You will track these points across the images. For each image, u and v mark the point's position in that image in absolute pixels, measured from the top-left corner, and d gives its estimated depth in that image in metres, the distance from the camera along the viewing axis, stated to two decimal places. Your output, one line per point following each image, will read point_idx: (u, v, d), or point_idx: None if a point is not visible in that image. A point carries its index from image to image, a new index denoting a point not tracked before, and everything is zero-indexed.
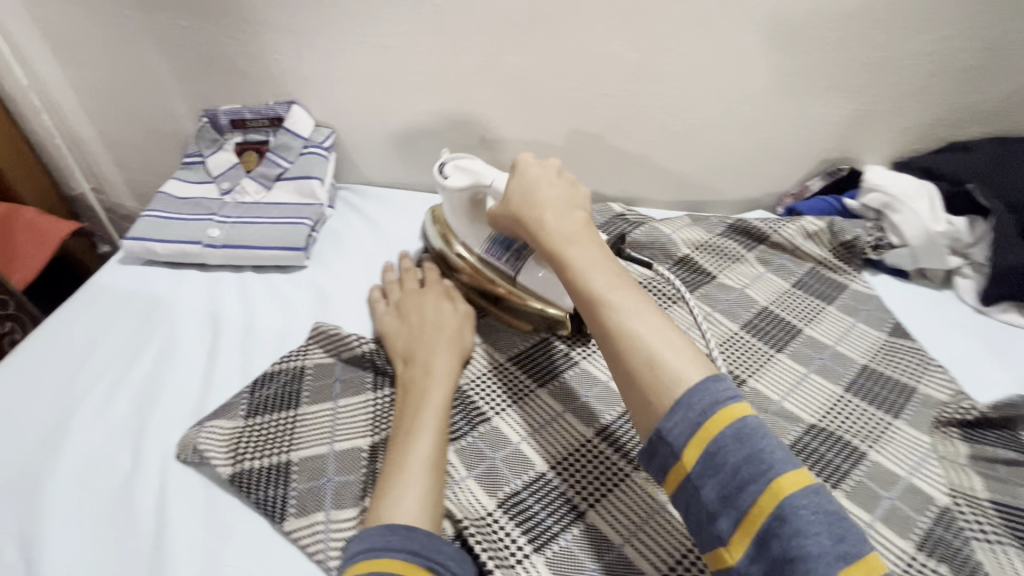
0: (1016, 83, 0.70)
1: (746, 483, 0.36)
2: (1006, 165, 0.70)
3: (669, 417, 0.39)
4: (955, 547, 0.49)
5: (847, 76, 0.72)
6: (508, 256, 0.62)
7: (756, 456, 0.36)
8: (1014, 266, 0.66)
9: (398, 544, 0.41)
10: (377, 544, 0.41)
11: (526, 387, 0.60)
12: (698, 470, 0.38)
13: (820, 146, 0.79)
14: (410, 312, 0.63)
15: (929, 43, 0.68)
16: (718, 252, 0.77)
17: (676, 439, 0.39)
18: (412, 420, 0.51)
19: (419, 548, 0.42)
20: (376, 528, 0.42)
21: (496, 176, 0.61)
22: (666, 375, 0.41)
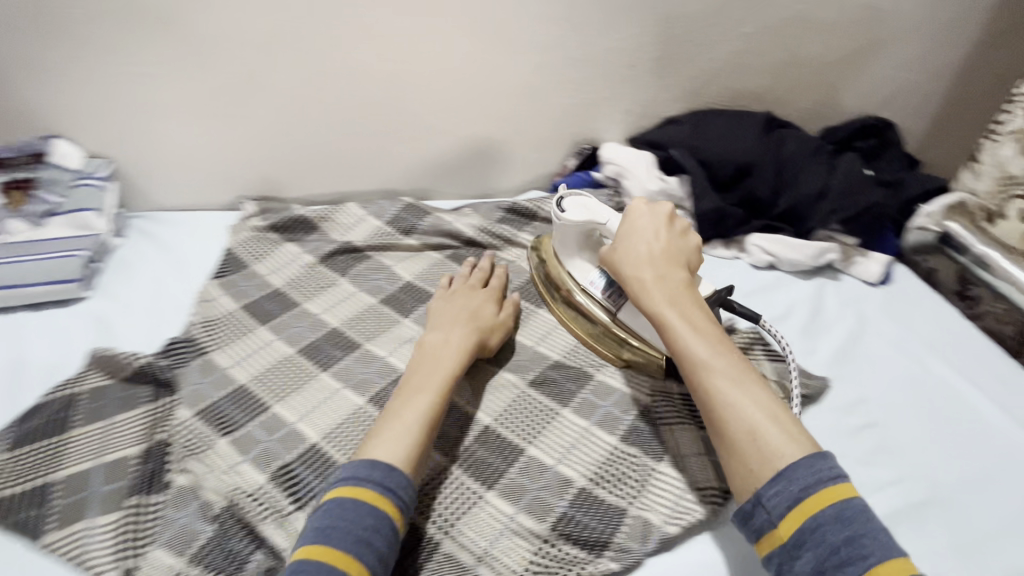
0: (694, 68, 0.90)
1: (850, 558, 0.41)
2: (700, 132, 0.89)
3: (769, 487, 0.46)
4: (648, 433, 0.61)
5: (569, 70, 0.87)
6: (612, 291, 0.67)
7: (854, 539, 0.42)
8: (708, 210, 0.84)
9: (378, 478, 0.48)
10: (361, 474, 0.49)
11: (310, 373, 0.66)
12: (794, 541, 0.43)
13: (568, 131, 0.94)
14: (457, 300, 0.70)
15: (621, 40, 0.85)
16: (496, 230, 0.87)
17: (775, 508, 0.45)
18: (418, 382, 0.58)
19: (393, 486, 0.48)
20: (363, 463, 0.49)
21: (610, 216, 0.67)
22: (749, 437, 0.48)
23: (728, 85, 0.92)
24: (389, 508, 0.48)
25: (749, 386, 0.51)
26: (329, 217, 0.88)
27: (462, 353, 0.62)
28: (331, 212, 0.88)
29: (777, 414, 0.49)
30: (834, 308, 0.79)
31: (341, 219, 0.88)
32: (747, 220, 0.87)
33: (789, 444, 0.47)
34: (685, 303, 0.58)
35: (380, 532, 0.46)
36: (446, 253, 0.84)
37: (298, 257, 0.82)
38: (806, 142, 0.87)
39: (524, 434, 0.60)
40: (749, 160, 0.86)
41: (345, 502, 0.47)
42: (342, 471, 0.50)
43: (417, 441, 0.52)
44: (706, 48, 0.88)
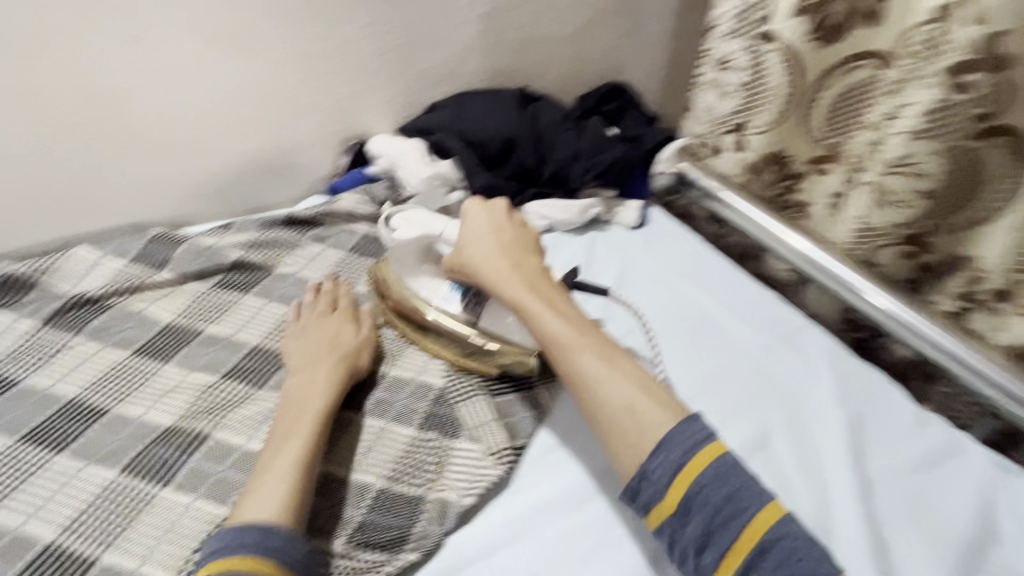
0: (443, 53, 0.91)
1: (734, 514, 0.44)
2: (463, 114, 0.92)
3: (651, 459, 0.47)
4: (444, 414, 0.62)
5: (310, 66, 0.83)
6: (468, 301, 0.66)
7: (733, 495, 0.45)
8: (481, 186, 0.88)
9: (248, 542, 0.44)
10: (232, 542, 0.44)
11: (41, 461, 0.55)
12: (681, 510, 0.46)
13: (331, 127, 0.90)
14: (310, 333, 0.65)
15: (357, 30, 0.83)
16: (272, 246, 0.81)
17: (660, 480, 0.47)
18: (286, 432, 0.53)
19: (270, 547, 0.44)
20: (231, 530, 0.45)
21: (441, 228, 0.67)
22: (621, 410, 0.50)
23: (481, 65, 0.96)
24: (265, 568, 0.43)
25: (612, 357, 0.54)
26: (48, 267, 0.72)
27: (330, 387, 0.58)
28: (48, 261, 0.73)
29: (647, 386, 0.51)
30: (605, 257, 0.88)
31: (67, 267, 0.73)
32: (522, 190, 0.92)
33: (662, 411, 0.49)
34: (539, 288, 0.60)
35: None
36: (212, 281, 0.76)
37: (13, 325, 0.67)
38: (557, 111, 0.96)
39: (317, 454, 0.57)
40: (510, 134, 0.91)
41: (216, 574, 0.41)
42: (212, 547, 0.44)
43: (293, 488, 0.48)
44: (448, 32, 0.90)
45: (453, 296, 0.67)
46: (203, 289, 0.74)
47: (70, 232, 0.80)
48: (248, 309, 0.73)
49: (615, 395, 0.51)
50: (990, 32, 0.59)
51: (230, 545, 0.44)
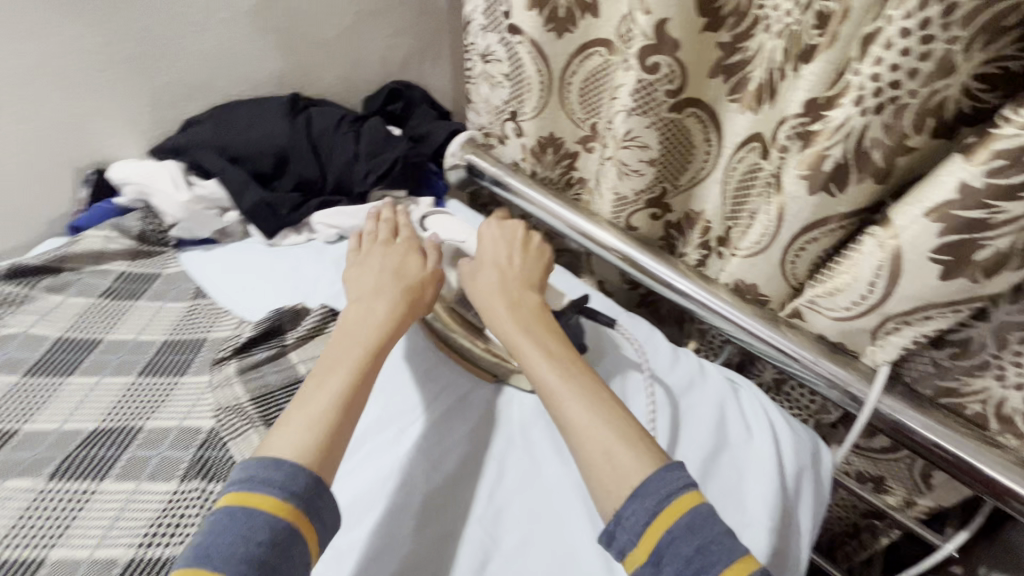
0: (186, 64, 0.84)
1: (705, 568, 0.41)
2: (225, 128, 0.86)
3: (626, 506, 0.46)
4: (213, 458, 0.58)
5: (13, 91, 0.74)
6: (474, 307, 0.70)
7: (704, 547, 0.42)
8: (253, 206, 0.83)
9: (277, 484, 0.45)
10: (263, 477, 0.45)
11: None
12: (653, 559, 0.44)
13: (62, 156, 0.83)
14: (378, 258, 0.68)
15: (62, 45, 0.75)
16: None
17: (634, 525, 0.45)
18: (321, 375, 0.54)
19: (296, 491, 0.45)
20: (262, 463, 0.46)
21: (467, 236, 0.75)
22: (597, 454, 0.50)
23: (238, 75, 0.90)
24: (292, 515, 0.44)
25: (594, 396, 0.54)
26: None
27: (392, 313, 0.60)
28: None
29: (629, 435, 0.50)
30: None
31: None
32: (304, 202, 0.88)
33: (641, 463, 0.48)
34: (542, 327, 0.62)
35: (260, 552, 0.41)
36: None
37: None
38: (329, 116, 0.91)
39: (51, 536, 0.51)
40: (281, 143, 0.87)
41: (237, 518, 0.43)
42: (249, 475, 0.45)
43: (320, 445, 0.48)
44: (184, 41, 0.83)
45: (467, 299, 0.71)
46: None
47: None
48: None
49: (596, 439, 0.50)
50: (656, 21, 0.61)
51: (256, 485, 0.45)
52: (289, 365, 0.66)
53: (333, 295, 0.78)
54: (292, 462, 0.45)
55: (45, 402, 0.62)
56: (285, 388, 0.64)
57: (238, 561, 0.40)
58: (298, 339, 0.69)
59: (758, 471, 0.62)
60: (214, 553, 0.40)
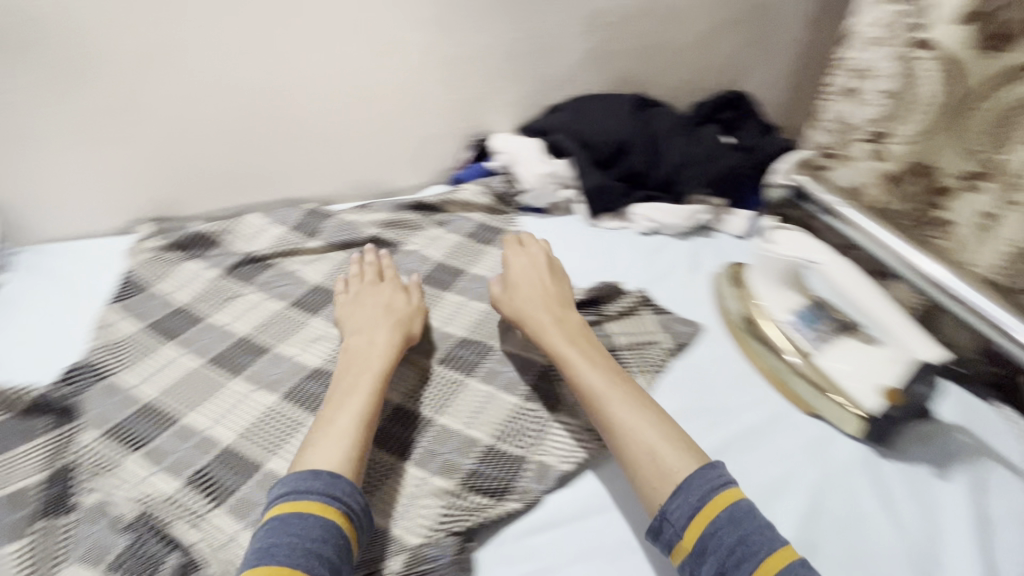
0: (566, 60, 0.96)
1: (738, 563, 0.44)
2: (581, 116, 0.97)
3: (671, 502, 0.49)
4: (548, 389, 0.67)
5: (447, 68, 0.89)
6: (812, 334, 0.69)
7: (746, 537, 0.45)
8: (593, 187, 0.93)
9: (321, 486, 0.49)
10: (303, 488, 0.49)
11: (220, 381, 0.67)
12: (697, 549, 0.47)
13: (457, 124, 0.97)
14: (372, 301, 0.73)
15: (495, 37, 0.89)
16: (401, 227, 0.92)
17: (677, 521, 0.48)
18: (346, 389, 0.60)
19: (339, 494, 0.49)
20: (302, 476, 0.50)
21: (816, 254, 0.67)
22: (630, 453, 0.54)
23: (600, 72, 1.00)
24: (336, 516, 0.48)
25: (624, 403, 0.56)
26: (227, 233, 0.87)
27: (390, 348, 0.65)
28: (233, 225, 0.88)
29: (673, 437, 0.54)
30: (710, 262, 0.88)
31: (243, 232, 0.88)
32: (629, 192, 0.95)
33: (671, 474, 0.51)
34: (585, 347, 0.64)
35: (332, 540, 0.46)
36: (350, 252, 0.87)
37: (201, 274, 0.82)
38: (673, 120, 0.98)
39: (435, 406, 0.65)
40: (626, 136, 0.95)
41: (289, 517, 0.47)
42: (315, 483, 0.49)
43: (359, 440, 0.54)
44: (574, 39, 0.94)
45: (802, 325, 0.70)
46: (343, 257, 0.86)
47: (237, 201, 0.93)
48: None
49: (647, 434, 0.54)
50: None
51: (309, 488, 0.49)
52: (607, 334, 0.75)
53: (646, 282, 0.84)
54: (332, 473, 0.50)
55: (429, 307, 0.79)
56: None
57: (304, 555, 0.44)
58: (615, 314, 0.78)
59: (875, 528, 0.56)
60: (276, 554, 0.45)
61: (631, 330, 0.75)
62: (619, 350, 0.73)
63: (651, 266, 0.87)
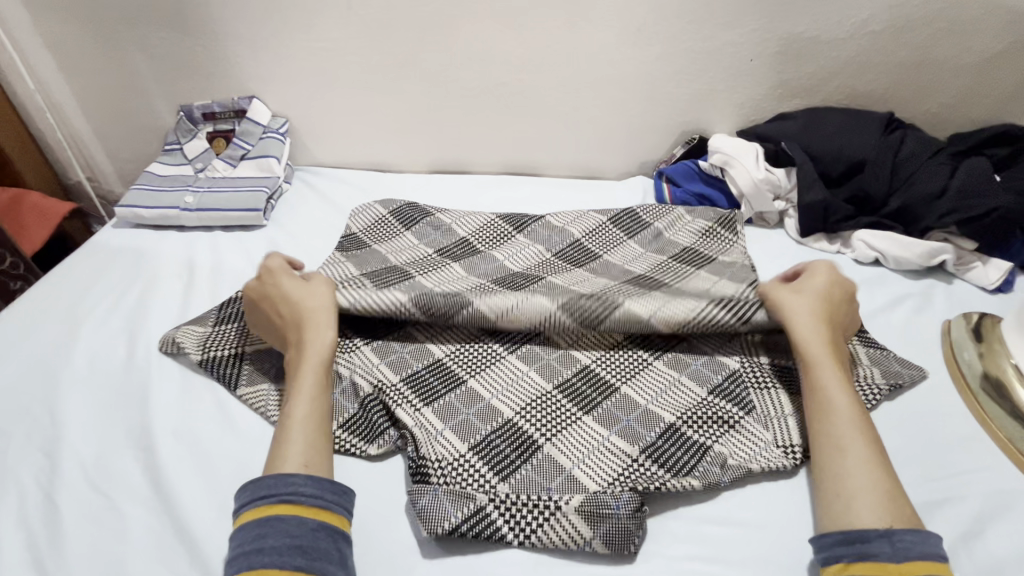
0: (814, 66, 0.90)
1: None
2: (812, 128, 0.90)
3: (904, 532, 0.48)
4: (735, 391, 0.65)
5: (685, 63, 0.91)
6: None
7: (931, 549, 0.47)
8: (814, 203, 0.86)
9: (245, 498, 0.51)
10: (242, 502, 0.51)
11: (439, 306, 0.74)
12: None
13: (678, 119, 0.98)
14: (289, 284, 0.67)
15: (741, 36, 0.87)
16: (619, 293, 0.72)
17: (904, 550, 0.47)
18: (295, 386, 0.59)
19: (269, 491, 0.51)
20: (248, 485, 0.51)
21: None
22: (838, 476, 0.52)
23: (849, 82, 0.91)
24: (273, 509, 0.50)
25: (865, 446, 0.53)
26: (449, 250, 0.84)
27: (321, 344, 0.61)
28: (464, 235, 0.87)
29: (897, 492, 0.50)
30: (944, 309, 0.77)
31: (456, 249, 0.85)
32: (855, 216, 0.87)
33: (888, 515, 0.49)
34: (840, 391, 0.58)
35: (273, 529, 0.48)
36: (562, 302, 0.67)
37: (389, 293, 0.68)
38: (926, 145, 0.86)
39: (622, 375, 0.67)
40: (862, 156, 0.87)
41: (238, 528, 0.50)
42: (243, 499, 0.51)
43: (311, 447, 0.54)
44: (829, 46, 0.88)
45: None
46: (551, 307, 0.67)
47: (464, 155, 1.06)
48: (576, 275, 0.80)
49: (864, 478, 0.52)
50: None
51: (251, 497, 0.51)
52: None
53: (862, 313, 0.77)
54: (257, 488, 0.50)
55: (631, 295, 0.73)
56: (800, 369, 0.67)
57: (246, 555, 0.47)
58: None
59: None
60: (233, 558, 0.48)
61: (835, 356, 0.69)
62: None
63: (867, 298, 0.79)
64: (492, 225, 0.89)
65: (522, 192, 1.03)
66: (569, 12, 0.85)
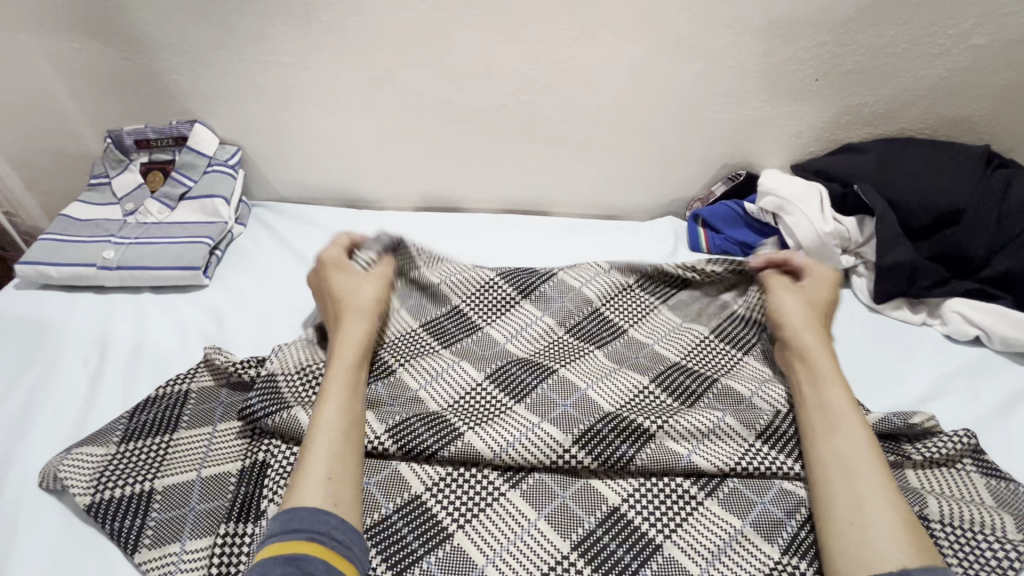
0: (896, 87, 0.72)
1: None
2: (892, 165, 0.72)
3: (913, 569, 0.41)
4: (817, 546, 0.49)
5: (732, 83, 0.72)
6: None
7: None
8: (896, 265, 0.68)
9: (275, 528, 0.44)
10: (268, 533, 0.44)
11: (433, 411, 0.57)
12: None
13: (719, 151, 0.79)
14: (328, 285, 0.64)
15: (807, 50, 0.69)
16: (650, 410, 0.57)
17: None
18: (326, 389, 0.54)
19: (298, 526, 0.43)
20: (278, 518, 0.45)
21: None
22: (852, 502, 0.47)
23: (937, 108, 0.73)
24: (301, 544, 0.42)
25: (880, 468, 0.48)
26: (438, 325, 0.66)
27: (358, 348, 0.58)
28: (455, 304, 0.68)
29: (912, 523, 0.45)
30: None
31: (446, 323, 0.66)
32: (946, 279, 0.69)
33: (908, 549, 0.43)
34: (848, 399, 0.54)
35: (300, 568, 0.40)
36: (574, 433, 0.53)
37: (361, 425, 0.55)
38: None
39: (663, 523, 0.50)
40: (959, 205, 0.68)
41: (252, 568, 0.41)
42: (267, 533, 0.44)
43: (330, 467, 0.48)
44: (919, 63, 0.69)
45: None
46: (563, 445, 0.52)
47: (455, 190, 0.87)
48: (599, 366, 0.62)
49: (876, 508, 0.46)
50: None
51: (280, 529, 0.44)
52: (908, 488, 0.53)
53: (967, 420, 0.59)
54: (284, 515, 0.44)
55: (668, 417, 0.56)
56: None
57: None
58: (921, 460, 0.55)
59: None
60: None
61: (946, 494, 0.52)
62: (932, 523, 0.50)
63: (971, 396, 0.62)
64: (488, 286, 0.70)
65: (526, 237, 0.84)
66: (590, 21, 0.67)
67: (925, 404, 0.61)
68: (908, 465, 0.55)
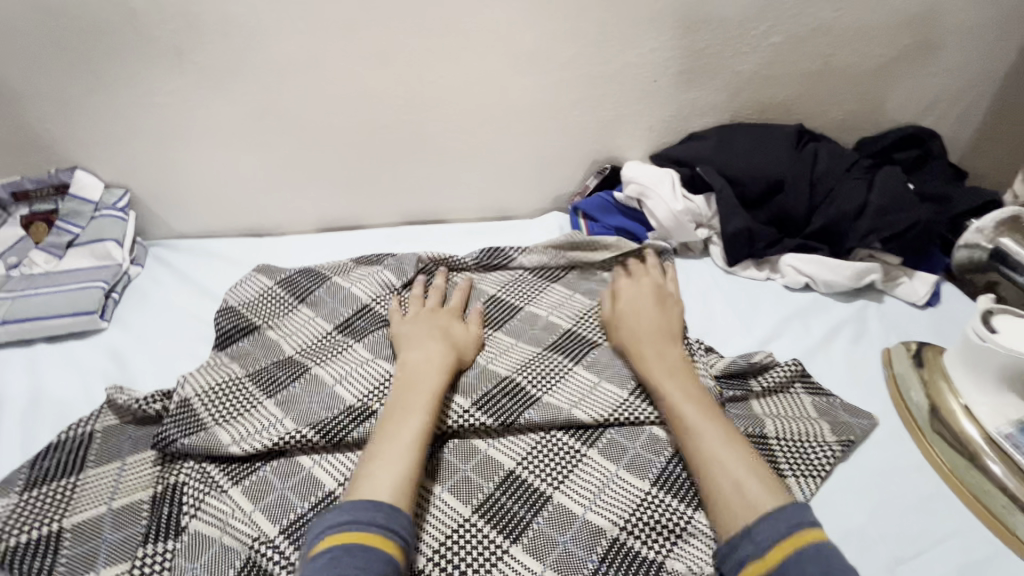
0: (721, 82, 0.84)
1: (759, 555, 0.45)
2: (726, 148, 0.84)
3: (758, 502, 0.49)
4: (678, 474, 0.57)
5: (586, 87, 0.82)
6: None
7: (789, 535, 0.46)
8: (738, 230, 0.80)
9: (380, 520, 0.46)
10: (363, 517, 0.46)
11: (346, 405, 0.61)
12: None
13: (586, 149, 0.89)
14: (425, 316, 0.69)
15: (641, 56, 0.80)
16: (541, 370, 0.65)
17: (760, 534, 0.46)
18: (405, 402, 0.57)
19: (399, 529, 0.47)
20: (361, 505, 0.47)
21: None
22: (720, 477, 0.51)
23: (757, 96, 0.86)
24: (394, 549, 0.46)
25: (729, 438, 0.54)
26: (350, 323, 0.71)
27: (444, 369, 0.60)
28: (365, 301, 0.73)
29: (764, 473, 0.51)
30: (880, 335, 0.73)
31: (360, 321, 0.71)
32: (779, 239, 0.82)
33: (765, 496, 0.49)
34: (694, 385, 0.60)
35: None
36: (475, 399, 0.61)
37: (277, 426, 0.59)
38: (840, 158, 0.82)
39: (551, 479, 0.57)
40: (780, 175, 0.81)
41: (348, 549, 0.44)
42: (369, 517, 0.46)
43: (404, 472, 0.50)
44: (733, 60, 0.82)
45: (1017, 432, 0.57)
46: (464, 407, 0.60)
47: (353, 210, 0.92)
48: (500, 343, 0.69)
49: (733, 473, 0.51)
50: None
51: (381, 521, 0.46)
52: (751, 415, 0.63)
53: (799, 352, 0.72)
54: (390, 505, 0.47)
55: (557, 380, 0.65)
56: (749, 441, 0.60)
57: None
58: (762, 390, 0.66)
59: None
60: None
61: (782, 414, 0.63)
62: (770, 440, 0.60)
63: (805, 332, 0.74)
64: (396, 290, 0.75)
65: (426, 245, 0.90)
66: (448, 44, 0.74)
67: (769, 344, 0.73)
68: (752, 396, 0.65)
